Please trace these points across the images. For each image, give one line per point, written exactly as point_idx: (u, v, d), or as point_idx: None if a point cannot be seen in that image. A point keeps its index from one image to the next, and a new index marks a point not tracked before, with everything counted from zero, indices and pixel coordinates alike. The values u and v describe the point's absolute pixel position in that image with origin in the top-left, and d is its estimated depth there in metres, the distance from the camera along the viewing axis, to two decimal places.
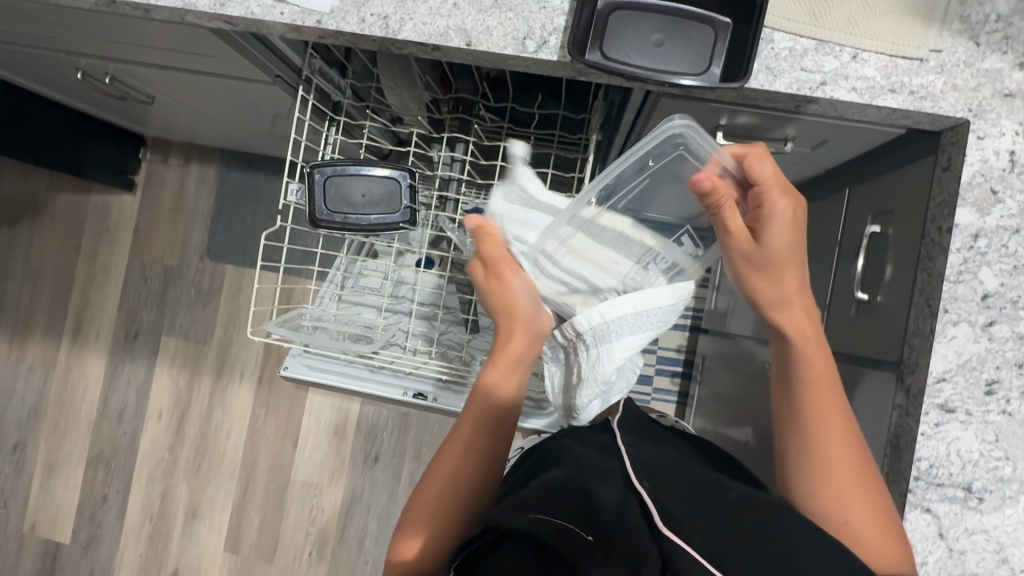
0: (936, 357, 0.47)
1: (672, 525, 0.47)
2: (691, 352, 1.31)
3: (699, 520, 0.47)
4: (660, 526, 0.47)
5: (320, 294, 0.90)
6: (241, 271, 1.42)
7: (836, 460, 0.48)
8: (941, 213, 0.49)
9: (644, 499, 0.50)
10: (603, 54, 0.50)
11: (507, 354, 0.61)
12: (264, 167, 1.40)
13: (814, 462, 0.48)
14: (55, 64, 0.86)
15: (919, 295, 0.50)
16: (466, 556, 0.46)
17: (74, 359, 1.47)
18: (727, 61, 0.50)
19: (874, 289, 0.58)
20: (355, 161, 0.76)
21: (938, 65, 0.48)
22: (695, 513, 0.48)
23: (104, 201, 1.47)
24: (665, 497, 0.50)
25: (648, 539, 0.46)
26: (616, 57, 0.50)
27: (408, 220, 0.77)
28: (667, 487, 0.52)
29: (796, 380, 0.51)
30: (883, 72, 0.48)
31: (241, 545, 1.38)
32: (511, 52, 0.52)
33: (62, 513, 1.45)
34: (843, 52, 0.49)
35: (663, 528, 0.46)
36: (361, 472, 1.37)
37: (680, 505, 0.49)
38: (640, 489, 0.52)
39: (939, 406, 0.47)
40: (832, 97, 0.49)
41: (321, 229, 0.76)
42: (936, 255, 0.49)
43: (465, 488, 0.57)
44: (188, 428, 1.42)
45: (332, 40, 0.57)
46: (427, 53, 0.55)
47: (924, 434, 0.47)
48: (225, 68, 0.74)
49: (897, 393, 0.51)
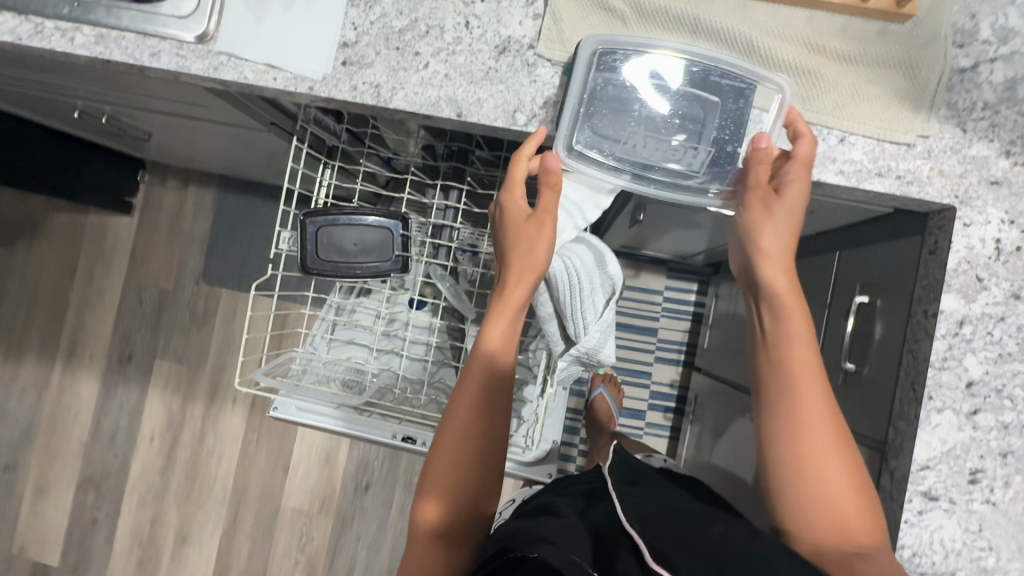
0: (919, 444, 0.47)
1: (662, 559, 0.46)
2: (684, 387, 1.30)
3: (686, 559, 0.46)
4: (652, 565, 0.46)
5: (311, 334, 0.90)
6: (236, 295, 1.42)
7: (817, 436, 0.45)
8: (926, 296, 0.49)
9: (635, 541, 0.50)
10: (591, 133, 0.51)
11: (510, 300, 0.55)
12: (262, 192, 1.41)
13: (793, 439, 0.46)
14: (53, 102, 0.87)
15: (905, 377, 0.50)
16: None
17: (67, 380, 1.46)
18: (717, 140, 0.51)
19: (861, 359, 0.58)
20: (347, 210, 0.76)
21: (925, 151, 0.48)
22: (682, 549, 0.47)
23: (102, 222, 1.47)
24: (654, 538, 0.49)
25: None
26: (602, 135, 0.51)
27: (400, 269, 0.77)
28: (655, 526, 0.51)
29: (782, 355, 0.47)
30: (871, 156, 0.49)
31: (229, 572, 1.38)
32: (501, 124, 0.53)
33: (51, 535, 1.44)
34: (831, 135, 0.49)
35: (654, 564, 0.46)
36: (352, 500, 1.36)
37: (672, 546, 0.48)
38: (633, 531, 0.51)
39: (923, 494, 0.47)
40: (819, 180, 0.49)
41: (313, 275, 0.76)
42: (921, 339, 0.49)
43: (478, 460, 0.53)
44: (179, 453, 1.41)
45: (325, 104, 0.57)
46: (418, 120, 0.56)
47: (908, 522, 0.47)
48: (220, 116, 0.75)
49: (882, 475, 0.51)
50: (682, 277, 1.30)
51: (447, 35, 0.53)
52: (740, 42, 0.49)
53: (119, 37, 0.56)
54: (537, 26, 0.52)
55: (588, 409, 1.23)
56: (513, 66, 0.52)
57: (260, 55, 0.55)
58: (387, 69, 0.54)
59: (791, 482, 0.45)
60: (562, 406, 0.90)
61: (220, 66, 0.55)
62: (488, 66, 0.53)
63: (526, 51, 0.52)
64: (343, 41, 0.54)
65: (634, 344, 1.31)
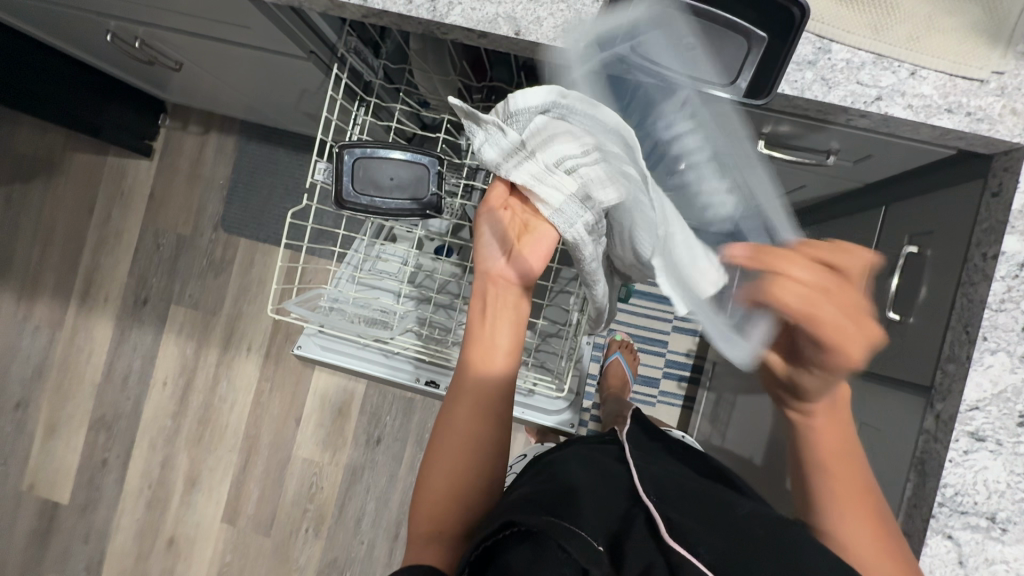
0: (970, 385, 0.47)
1: (676, 533, 0.46)
2: (700, 358, 1.30)
3: (700, 529, 0.47)
4: (665, 536, 0.46)
5: (338, 273, 0.89)
6: (254, 244, 1.41)
7: (856, 524, 0.47)
8: (987, 238, 0.49)
9: (649, 512, 0.49)
10: (634, 47, 0.48)
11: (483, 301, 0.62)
12: (284, 141, 1.39)
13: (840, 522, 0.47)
14: (86, 24, 0.85)
15: (956, 321, 0.50)
16: (484, 550, 0.45)
17: (81, 320, 1.46)
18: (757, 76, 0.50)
19: (907, 309, 0.58)
20: (384, 143, 0.75)
21: (998, 88, 0.47)
22: (702, 525, 0.47)
23: (121, 164, 1.46)
24: (671, 509, 0.50)
25: (658, 555, 0.45)
26: (646, 53, 0.48)
27: (434, 208, 0.76)
28: (673, 499, 0.51)
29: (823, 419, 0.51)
30: (941, 91, 0.47)
31: (238, 517, 1.39)
32: (559, 45, 0.51)
33: (61, 474, 1.45)
34: (902, 68, 0.48)
35: (666, 535, 0.46)
36: (362, 453, 1.37)
37: (684, 516, 0.48)
38: (646, 502, 0.51)
39: (970, 434, 0.47)
40: (886, 114, 0.48)
41: (345, 210, 0.75)
42: (978, 281, 0.48)
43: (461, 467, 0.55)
44: (192, 398, 1.42)
45: (377, 18, 0.56)
46: (473, 39, 0.54)
47: (952, 461, 0.47)
48: (258, 40, 0.73)
49: (925, 417, 0.51)
50: None
51: None
52: None
53: None
54: None
55: (603, 374, 1.24)
56: None
57: None
58: None
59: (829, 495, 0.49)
60: (587, 357, 0.91)
61: None
62: None
63: None
64: None
65: (652, 312, 1.31)
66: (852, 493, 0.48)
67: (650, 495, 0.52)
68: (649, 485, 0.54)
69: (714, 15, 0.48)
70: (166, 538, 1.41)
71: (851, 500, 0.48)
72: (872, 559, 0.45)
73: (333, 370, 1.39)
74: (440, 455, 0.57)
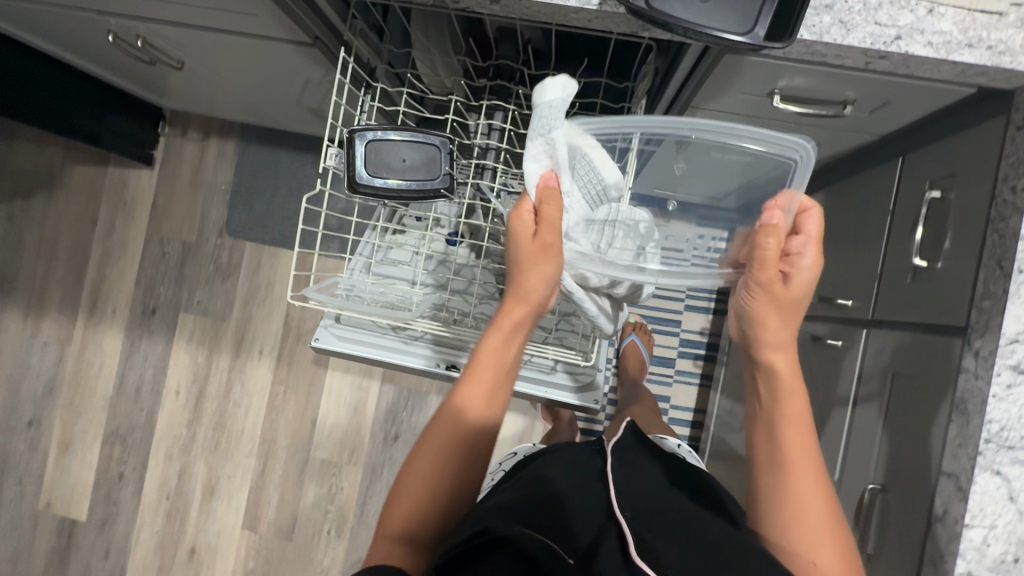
0: (1009, 318, 0.46)
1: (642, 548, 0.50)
2: (715, 335, 1.30)
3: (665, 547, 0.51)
4: (633, 554, 0.50)
5: (352, 262, 0.89)
6: (260, 248, 1.40)
7: (809, 499, 0.52)
8: (1015, 172, 0.48)
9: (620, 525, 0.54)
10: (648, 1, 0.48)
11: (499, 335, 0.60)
12: (284, 142, 1.38)
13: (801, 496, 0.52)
14: (86, 26, 0.85)
15: (989, 258, 0.49)
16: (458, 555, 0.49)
17: (90, 334, 1.45)
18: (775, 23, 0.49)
19: (934, 255, 0.58)
20: (394, 126, 0.74)
21: (1018, 19, 0.47)
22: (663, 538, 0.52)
23: (122, 175, 1.45)
24: (644, 527, 0.53)
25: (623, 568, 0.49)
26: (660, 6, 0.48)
27: (447, 187, 0.75)
28: (646, 518, 0.54)
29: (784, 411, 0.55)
30: (960, 26, 0.47)
31: (259, 523, 1.38)
32: (573, 4, 0.51)
33: (78, 490, 1.44)
34: (920, 5, 0.47)
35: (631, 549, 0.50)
36: (380, 451, 1.36)
37: (657, 538, 0.52)
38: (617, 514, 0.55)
39: (1012, 367, 0.46)
40: (907, 52, 0.48)
41: (359, 195, 0.75)
42: (1010, 215, 0.48)
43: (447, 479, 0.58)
44: (205, 406, 1.41)
45: None
46: (485, 6, 0.54)
47: (996, 396, 0.46)
48: (262, 27, 0.73)
49: (964, 357, 0.50)
50: None
51: None
52: None
53: None
54: None
55: (619, 357, 1.24)
56: None
57: None
58: None
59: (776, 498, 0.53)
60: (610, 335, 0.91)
61: None
62: None
63: None
64: None
65: (663, 293, 1.30)
66: (806, 459, 0.54)
67: (624, 512, 0.54)
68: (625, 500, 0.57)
69: None
70: (187, 548, 1.40)
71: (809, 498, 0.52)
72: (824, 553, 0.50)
73: (346, 369, 1.39)
74: (418, 480, 0.58)
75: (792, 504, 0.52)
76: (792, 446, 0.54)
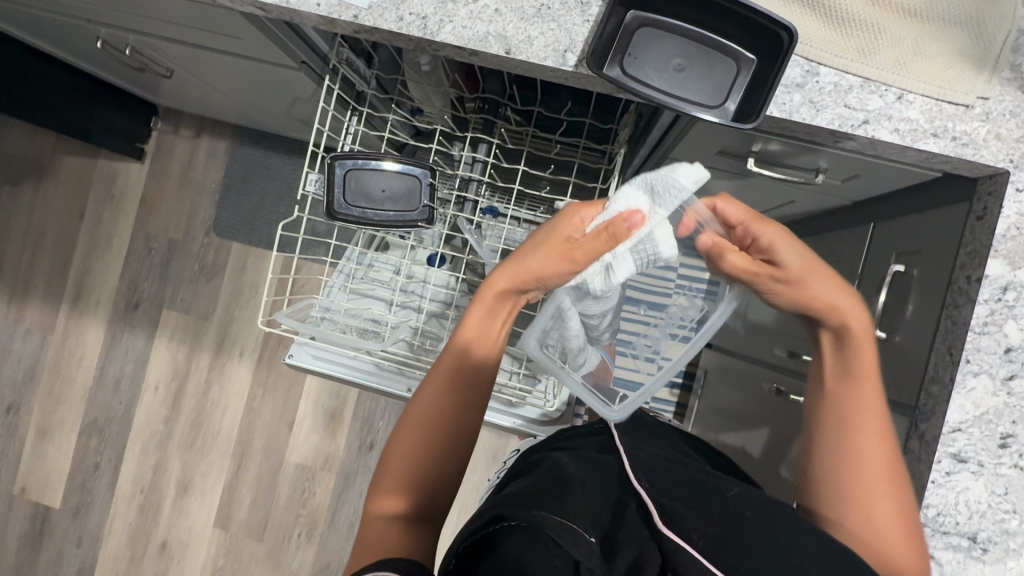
0: (953, 407, 0.47)
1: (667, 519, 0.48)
2: (692, 364, 1.30)
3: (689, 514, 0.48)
4: (660, 526, 0.48)
5: (330, 282, 0.89)
6: (247, 249, 1.40)
7: (873, 457, 0.48)
8: (971, 261, 0.49)
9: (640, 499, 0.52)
10: (623, 69, 0.49)
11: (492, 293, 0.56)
12: (276, 145, 1.38)
13: (837, 458, 0.49)
14: (76, 31, 0.84)
15: (941, 342, 0.50)
16: (472, 544, 0.46)
17: (73, 324, 1.46)
18: (746, 98, 0.50)
19: (894, 327, 0.59)
20: (375, 155, 0.74)
21: (983, 113, 0.47)
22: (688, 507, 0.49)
23: (112, 168, 1.45)
24: (662, 494, 0.52)
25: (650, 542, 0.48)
26: (635, 74, 0.49)
27: (426, 220, 0.76)
28: (665, 486, 0.53)
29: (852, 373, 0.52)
30: (927, 115, 0.48)
31: (231, 521, 1.39)
32: (550, 63, 0.51)
33: (53, 478, 1.45)
34: (889, 92, 0.48)
35: (659, 522, 0.48)
36: (355, 459, 1.37)
37: (676, 501, 0.50)
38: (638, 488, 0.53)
39: (952, 455, 0.47)
40: (873, 137, 0.48)
41: (337, 221, 0.75)
42: (962, 304, 0.49)
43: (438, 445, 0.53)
44: (183, 403, 1.41)
45: (368, 35, 0.55)
46: (464, 57, 0.54)
47: (935, 481, 0.47)
48: (248, 49, 0.73)
49: (910, 437, 0.51)
50: None
51: None
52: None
53: None
54: None
55: None
56: (566, 4, 0.51)
57: None
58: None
59: (834, 470, 0.49)
60: None
61: None
62: (540, 3, 0.51)
63: None
64: None
65: None
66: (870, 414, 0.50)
67: (641, 480, 0.54)
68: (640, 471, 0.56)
69: (702, 37, 0.50)
70: (159, 542, 1.40)
71: (867, 479, 0.48)
72: (881, 508, 0.46)
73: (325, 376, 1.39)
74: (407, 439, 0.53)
75: (850, 467, 0.48)
76: (857, 411, 0.50)
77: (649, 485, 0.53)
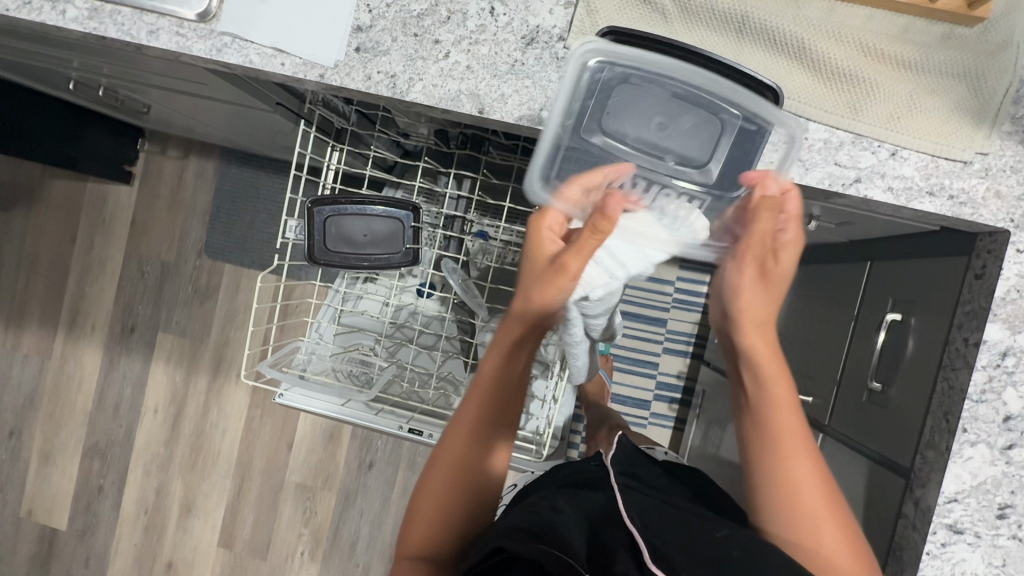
0: (948, 477, 0.46)
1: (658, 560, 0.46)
2: (690, 378, 1.29)
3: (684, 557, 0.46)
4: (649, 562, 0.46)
5: (318, 322, 0.87)
6: (239, 271, 1.39)
7: (808, 483, 0.47)
8: (969, 323, 0.47)
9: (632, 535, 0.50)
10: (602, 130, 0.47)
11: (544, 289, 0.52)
12: (265, 165, 1.36)
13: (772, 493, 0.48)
14: (47, 72, 0.82)
15: (937, 406, 0.49)
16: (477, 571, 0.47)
17: (70, 349, 1.46)
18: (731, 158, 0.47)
19: (889, 379, 0.57)
20: (355, 198, 0.72)
21: (982, 169, 0.45)
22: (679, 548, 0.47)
23: (101, 191, 1.43)
24: (655, 535, 0.49)
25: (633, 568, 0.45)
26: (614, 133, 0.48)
27: (410, 261, 0.74)
28: (656, 526, 0.50)
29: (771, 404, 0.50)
30: (923, 173, 0.45)
31: (234, 541, 1.40)
32: (525, 123, 0.49)
33: (58, 501, 1.46)
34: (882, 148, 0.46)
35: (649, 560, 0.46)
36: (355, 478, 1.37)
37: (672, 545, 0.47)
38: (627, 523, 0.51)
39: (948, 526, 0.46)
40: (865, 196, 0.46)
41: (319, 266, 0.73)
42: (959, 368, 0.47)
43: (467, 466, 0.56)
44: (183, 426, 1.42)
45: (337, 92, 0.53)
46: (437, 114, 0.52)
47: (929, 553, 0.46)
48: (220, 94, 0.70)
49: (904, 501, 0.50)
50: (695, 268, 1.27)
51: (470, 22, 0.49)
52: (792, 44, 0.45)
53: (114, 11, 0.52)
54: (569, 15, 0.48)
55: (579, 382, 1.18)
56: (541, 60, 0.49)
57: (268, 37, 0.50)
58: (405, 57, 0.50)
59: (776, 506, 0.48)
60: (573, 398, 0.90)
61: (223, 47, 0.51)
62: (514, 59, 0.49)
63: (557, 43, 0.49)
64: (357, 25, 0.50)
65: (643, 334, 1.28)
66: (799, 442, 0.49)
67: (635, 522, 0.51)
68: (634, 512, 0.53)
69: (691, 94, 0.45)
70: (165, 562, 1.42)
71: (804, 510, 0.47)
72: (824, 535, 0.46)
73: None
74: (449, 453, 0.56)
75: (791, 504, 0.47)
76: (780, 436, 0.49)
77: (643, 526, 0.50)
